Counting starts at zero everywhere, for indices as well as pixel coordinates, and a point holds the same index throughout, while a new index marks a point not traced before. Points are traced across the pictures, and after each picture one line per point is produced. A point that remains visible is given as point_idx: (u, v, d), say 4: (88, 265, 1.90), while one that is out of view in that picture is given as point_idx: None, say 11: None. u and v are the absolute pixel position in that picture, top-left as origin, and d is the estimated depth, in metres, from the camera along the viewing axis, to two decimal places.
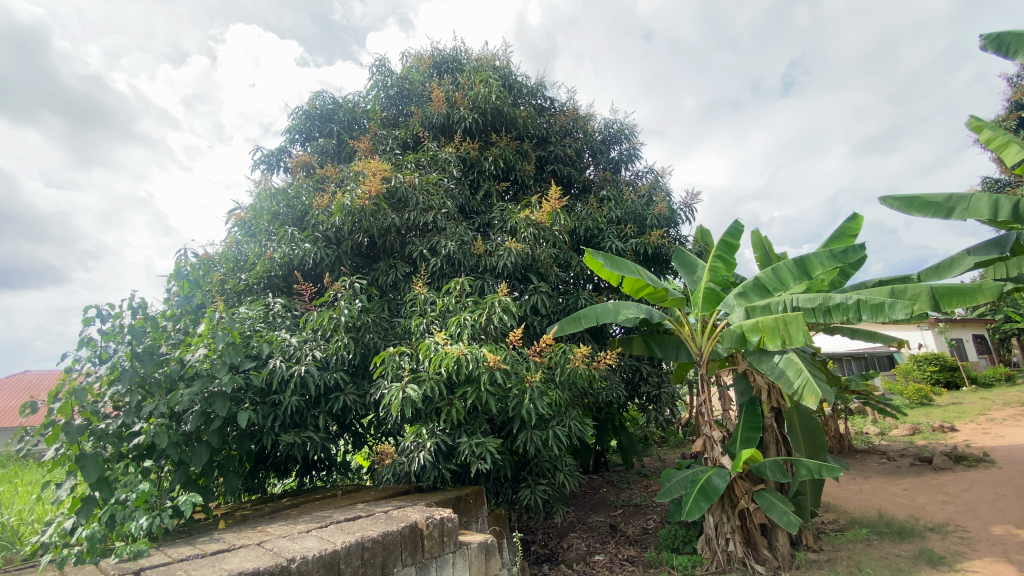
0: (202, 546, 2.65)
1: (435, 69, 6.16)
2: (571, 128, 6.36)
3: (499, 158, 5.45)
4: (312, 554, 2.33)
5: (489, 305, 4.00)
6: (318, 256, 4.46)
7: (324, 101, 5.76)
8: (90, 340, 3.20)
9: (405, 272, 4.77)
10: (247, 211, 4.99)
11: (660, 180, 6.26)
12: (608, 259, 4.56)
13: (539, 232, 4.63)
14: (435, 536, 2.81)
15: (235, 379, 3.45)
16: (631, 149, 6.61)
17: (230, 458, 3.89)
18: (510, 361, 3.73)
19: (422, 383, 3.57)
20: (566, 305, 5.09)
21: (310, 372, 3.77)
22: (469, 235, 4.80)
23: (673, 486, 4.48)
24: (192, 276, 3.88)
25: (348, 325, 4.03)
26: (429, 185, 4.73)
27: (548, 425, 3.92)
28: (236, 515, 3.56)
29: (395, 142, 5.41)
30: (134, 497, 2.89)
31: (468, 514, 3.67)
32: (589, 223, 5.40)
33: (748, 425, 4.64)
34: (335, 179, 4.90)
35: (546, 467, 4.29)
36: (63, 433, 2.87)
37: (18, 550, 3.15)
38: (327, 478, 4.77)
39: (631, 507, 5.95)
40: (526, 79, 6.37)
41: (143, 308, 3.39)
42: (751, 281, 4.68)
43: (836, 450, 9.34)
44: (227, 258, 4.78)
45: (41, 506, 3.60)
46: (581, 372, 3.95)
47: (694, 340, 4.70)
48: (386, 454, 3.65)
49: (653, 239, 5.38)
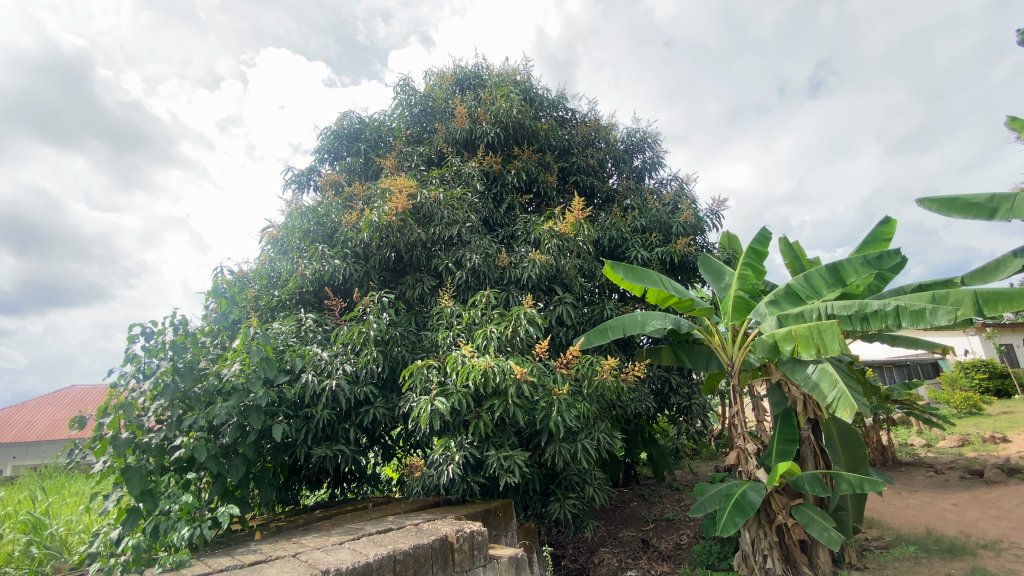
0: (242, 557, 2.73)
1: (458, 86, 6.27)
2: (594, 138, 6.38)
3: (521, 170, 5.47)
4: (345, 565, 2.36)
5: (515, 317, 4.01)
6: (347, 271, 4.59)
7: (351, 121, 5.93)
8: (135, 356, 3.36)
9: (431, 286, 4.84)
10: (279, 229, 5.14)
11: (684, 188, 6.21)
12: (630, 271, 4.50)
13: (563, 243, 4.62)
14: (465, 550, 2.82)
15: (269, 393, 3.54)
16: (654, 157, 6.61)
17: (265, 471, 3.97)
18: (536, 373, 3.72)
19: (450, 396, 3.61)
20: (592, 315, 5.04)
21: (340, 386, 3.86)
22: (493, 247, 4.83)
23: (707, 500, 4.36)
24: (229, 293, 4.02)
25: (377, 339, 4.12)
26: (454, 201, 4.79)
27: (577, 438, 3.87)
28: (271, 526, 3.65)
29: (419, 159, 5.51)
30: (177, 508, 3.02)
31: (498, 528, 3.64)
32: (613, 233, 5.36)
33: (784, 437, 4.51)
34: (362, 197, 5.01)
35: (576, 481, 4.21)
36: (111, 447, 3.03)
37: (68, 559, 3.31)
38: (358, 490, 4.83)
39: (663, 522, 5.81)
40: (547, 92, 6.42)
41: (184, 325, 3.54)
42: (783, 289, 4.56)
43: (878, 462, 8.95)
44: (261, 275, 4.97)
45: (88, 517, 3.75)
46: (608, 385, 3.91)
47: (725, 349, 4.59)
48: (416, 467, 3.68)
49: (680, 247, 5.29)
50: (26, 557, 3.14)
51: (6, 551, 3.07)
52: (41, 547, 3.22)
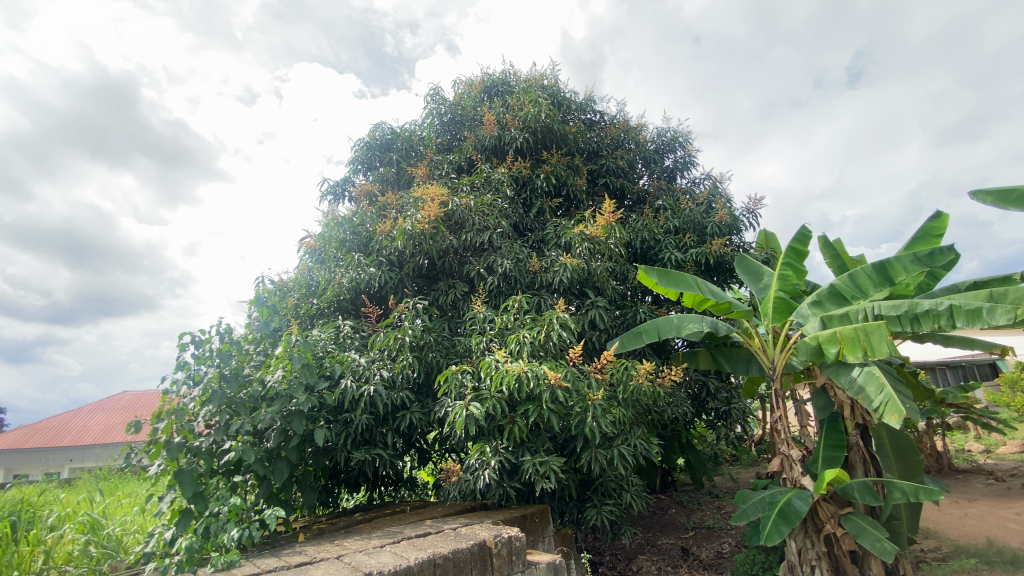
0: (288, 558, 2.81)
1: (486, 93, 6.33)
2: (623, 140, 6.33)
3: (550, 174, 5.46)
4: (387, 568, 2.40)
5: (547, 321, 4.00)
6: (382, 279, 4.70)
7: (383, 132, 6.08)
8: (185, 364, 3.53)
9: (463, 291, 4.89)
10: (317, 239, 5.31)
11: (718, 187, 6.07)
12: (664, 275, 4.42)
13: (595, 246, 4.60)
14: (504, 555, 2.83)
15: (311, 398, 3.65)
16: (686, 157, 6.50)
17: (307, 474, 4.08)
18: (570, 378, 3.70)
19: (484, 401, 3.63)
20: (626, 319, 4.97)
21: (378, 392, 3.95)
22: (525, 252, 4.84)
23: (750, 508, 4.23)
24: (270, 302, 4.20)
25: (412, 344, 4.19)
26: (484, 207, 4.84)
27: (613, 444, 3.83)
28: (314, 528, 3.75)
29: (450, 167, 5.59)
30: (226, 510, 3.15)
31: (535, 533, 3.63)
32: (645, 234, 5.28)
33: (831, 443, 4.33)
34: (396, 206, 5.12)
35: (613, 487, 4.16)
36: (165, 450, 3.20)
37: (124, 558, 3.49)
38: (395, 494, 4.89)
39: (703, 530, 5.66)
40: (574, 95, 6.41)
41: (229, 333, 3.69)
42: (826, 289, 4.40)
43: (932, 469, 8.48)
44: (300, 284, 5.12)
45: (143, 518, 3.95)
46: (645, 389, 3.85)
47: (767, 352, 4.45)
48: (453, 471, 3.71)
49: (715, 248, 5.17)
50: (85, 555, 3.34)
51: (68, 550, 3.29)
52: (99, 547, 3.42)
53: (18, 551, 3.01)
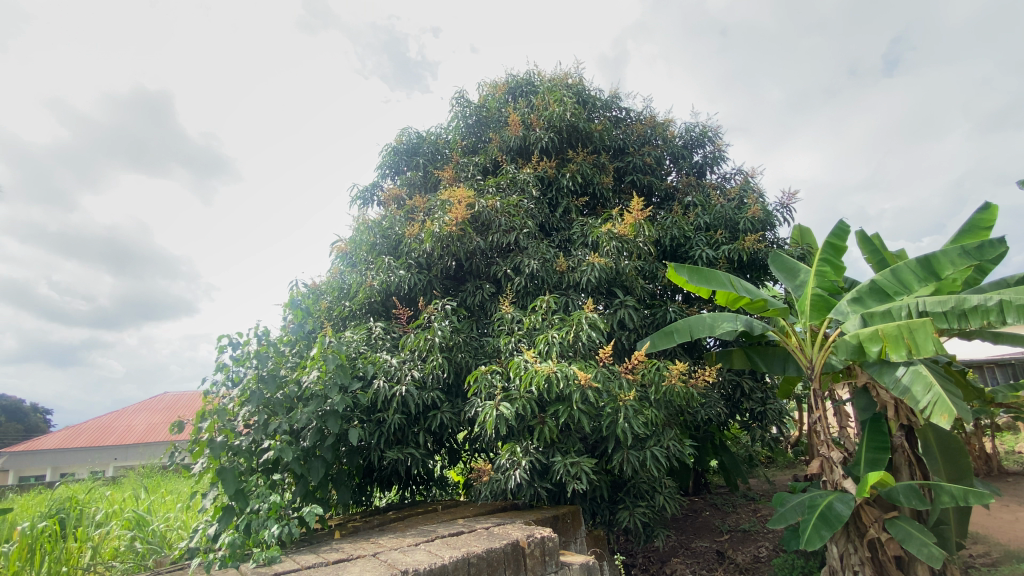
0: (326, 555, 2.88)
1: (511, 94, 6.35)
2: (650, 136, 6.24)
3: (576, 173, 5.42)
4: (423, 566, 2.44)
5: (577, 321, 3.97)
6: (411, 281, 4.78)
7: (409, 136, 6.16)
8: (225, 365, 3.66)
9: (491, 292, 4.90)
10: (347, 243, 5.43)
11: (750, 182, 5.92)
12: (695, 273, 4.33)
13: (623, 245, 4.55)
14: (537, 555, 2.83)
15: (345, 398, 3.74)
16: (715, 152, 6.36)
17: (342, 472, 4.16)
18: (601, 379, 3.67)
19: (514, 401, 3.64)
20: (655, 319, 4.88)
21: (409, 392, 4.01)
22: (552, 252, 4.82)
23: (788, 512, 4.12)
24: (304, 304, 4.43)
25: (442, 345, 4.24)
26: (511, 208, 4.85)
27: (645, 445, 3.78)
28: (349, 526, 3.83)
29: (476, 169, 5.63)
30: (266, 507, 3.26)
31: (567, 534, 3.61)
32: (675, 232, 5.19)
33: (874, 445, 4.18)
34: (423, 209, 5.19)
35: (645, 489, 4.10)
36: (209, 448, 3.32)
37: (168, 554, 3.65)
38: (426, 493, 4.94)
39: (739, 533, 5.53)
40: (599, 92, 6.36)
41: (266, 335, 3.81)
42: (866, 285, 4.24)
43: (982, 473, 8.08)
44: (333, 287, 5.23)
45: (187, 514, 4.12)
46: (677, 390, 3.79)
47: (804, 351, 4.32)
48: (484, 471, 3.73)
49: (748, 245, 5.04)
50: (131, 551, 3.53)
51: (114, 546, 3.46)
52: (144, 543, 3.61)
53: (68, 546, 3.17)
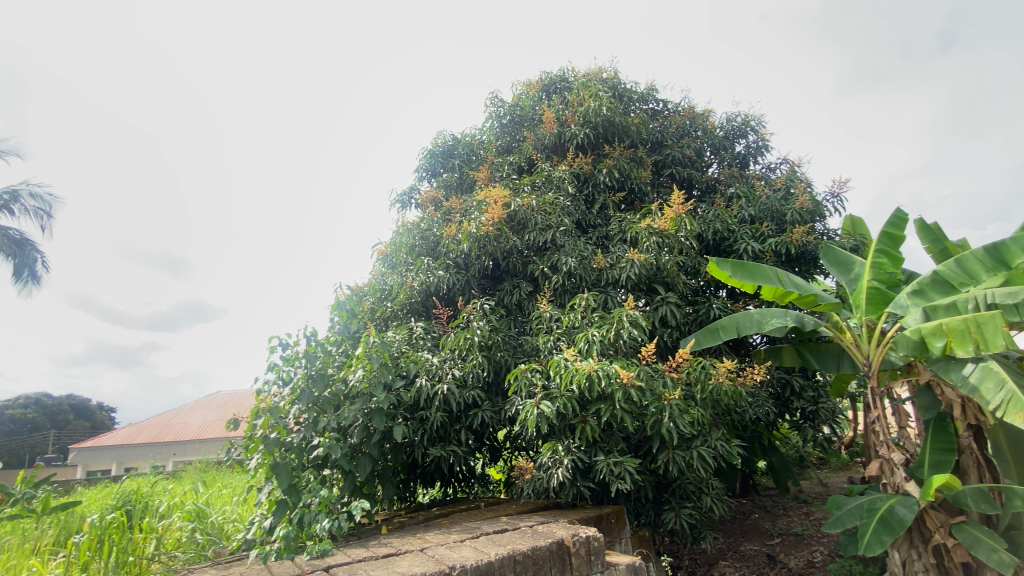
0: (376, 549, 2.95)
1: (545, 91, 6.32)
2: (688, 128, 6.09)
3: (613, 168, 5.34)
4: (470, 563, 2.47)
5: (617, 319, 3.91)
6: (450, 282, 4.84)
7: (445, 138, 6.24)
8: (276, 365, 3.81)
9: (528, 291, 4.90)
10: (387, 245, 5.56)
11: (796, 172, 5.68)
12: (740, 267, 4.18)
13: (664, 240, 4.44)
14: (583, 555, 2.82)
15: (389, 396, 3.83)
16: (758, 141, 6.14)
17: (388, 469, 4.26)
18: (644, 377, 3.62)
19: (555, 400, 3.63)
20: (698, 316, 4.74)
21: (451, 390, 4.06)
22: (589, 249, 4.75)
23: (845, 515, 3.94)
24: (349, 305, 4.57)
25: (481, 344, 4.28)
26: (547, 206, 4.84)
27: (691, 445, 3.69)
28: (395, 522, 3.91)
29: (511, 168, 5.63)
30: (317, 502, 3.39)
31: (611, 534, 3.57)
32: (718, 226, 5.04)
33: (938, 446, 3.94)
34: (460, 210, 5.26)
35: (692, 490, 4.00)
36: (263, 444, 3.47)
37: (226, 545, 3.88)
38: (468, 490, 4.99)
39: (791, 537, 5.33)
40: (635, 85, 6.25)
41: (315, 336, 3.95)
42: (928, 277, 3.99)
43: None
44: (374, 288, 5.36)
45: (243, 508, 4.33)
46: (724, 389, 3.67)
47: (860, 348, 4.12)
48: (526, 470, 3.74)
49: (797, 237, 4.84)
50: (192, 541, 3.75)
51: (176, 537, 3.66)
52: (204, 534, 3.82)
53: (135, 537, 3.38)
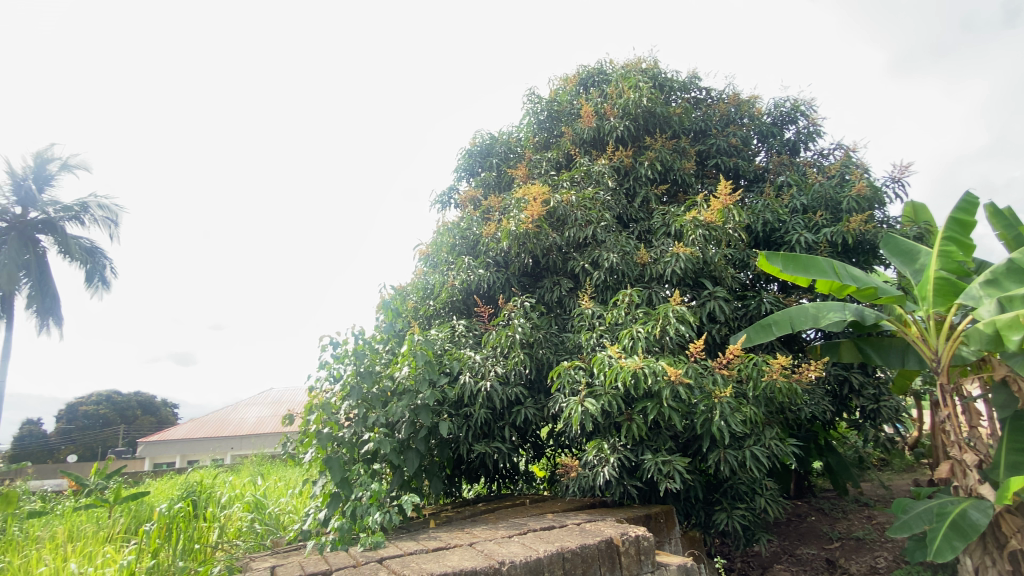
0: (425, 542, 3.00)
1: (582, 85, 6.25)
2: (734, 116, 5.88)
3: (655, 161, 5.22)
4: (519, 559, 2.48)
5: (663, 315, 3.83)
6: (490, 280, 4.87)
7: (482, 138, 6.28)
8: (328, 363, 3.96)
9: (569, 288, 4.87)
10: (429, 245, 5.66)
11: (852, 157, 5.39)
12: (791, 261, 3.99)
13: (710, 233, 4.31)
14: (632, 554, 2.78)
15: (435, 393, 3.90)
16: (809, 127, 5.86)
17: (435, 464, 4.34)
18: (692, 375, 3.53)
19: (599, 397, 3.59)
20: (748, 311, 4.57)
21: (494, 387, 4.09)
22: (631, 244, 4.66)
23: (912, 519, 3.71)
24: (394, 306, 4.84)
25: (523, 342, 4.28)
26: (587, 201, 4.78)
27: (743, 445, 3.58)
28: (442, 516, 3.97)
29: (549, 164, 5.60)
30: (368, 494, 3.50)
31: (660, 534, 3.50)
32: (767, 216, 4.85)
33: (1016, 447, 3.65)
34: (499, 209, 5.28)
35: (744, 490, 3.87)
36: (317, 439, 3.61)
37: (282, 535, 4.05)
38: (513, 487, 5.01)
39: (852, 541, 5.08)
40: (676, 74, 6.08)
41: (362, 335, 4.07)
42: (1004, 265, 3.70)
43: None
44: (417, 287, 5.46)
45: (298, 500, 4.51)
46: (779, 386, 3.53)
47: (928, 342, 3.94)
48: (571, 467, 3.72)
49: (854, 226, 4.58)
50: (252, 531, 3.94)
51: (237, 527, 3.87)
52: (262, 524, 3.99)
53: (199, 526, 3.58)
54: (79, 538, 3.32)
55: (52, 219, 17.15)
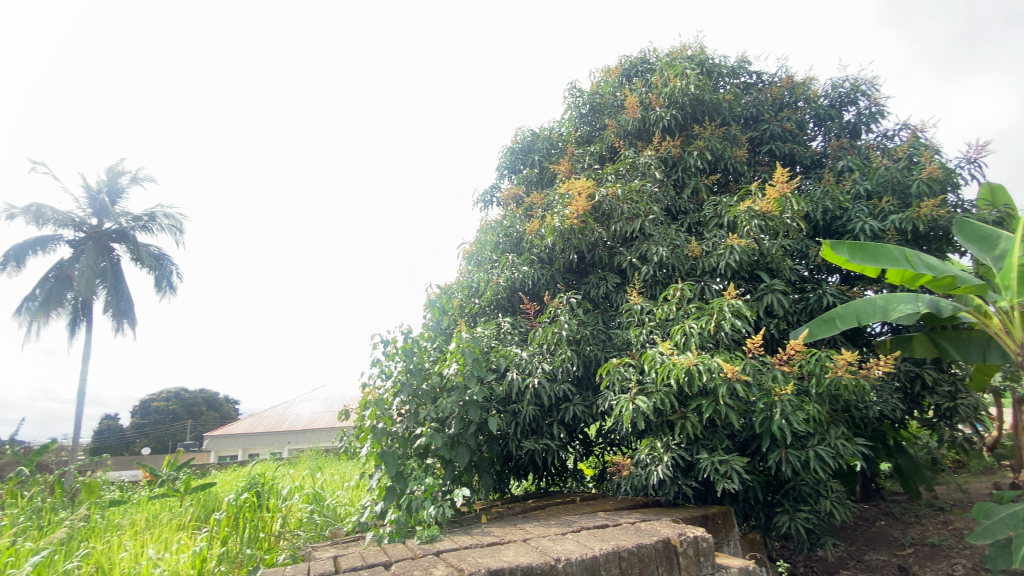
0: (480, 537, 3.04)
1: (625, 76, 6.12)
2: (787, 99, 5.60)
3: (704, 150, 5.05)
4: (574, 557, 2.46)
5: (717, 309, 3.69)
6: (535, 277, 4.87)
7: (524, 135, 6.27)
8: (379, 360, 4.06)
9: (616, 283, 4.79)
10: (473, 244, 5.72)
11: (921, 137, 5.03)
12: (859, 249, 3.77)
13: (766, 223, 4.13)
14: (691, 555, 2.71)
15: (483, 390, 3.93)
16: (871, 107, 5.51)
17: (485, 460, 4.38)
18: (750, 372, 3.40)
19: (651, 395, 3.51)
20: (808, 304, 4.36)
21: (542, 384, 4.09)
22: (681, 238, 4.53)
23: (996, 524, 3.45)
24: (441, 304, 4.91)
25: (570, 338, 4.25)
26: (633, 194, 4.68)
27: (807, 444, 3.42)
28: (493, 511, 4.01)
29: (592, 158, 5.53)
30: (423, 489, 3.56)
31: (718, 535, 3.40)
32: (828, 204, 4.59)
33: None
34: (542, 205, 5.26)
35: (808, 492, 3.69)
36: (372, 434, 3.71)
37: (340, 526, 4.20)
38: (561, 484, 4.99)
39: (926, 548, 4.75)
40: (724, 59, 5.85)
41: (411, 333, 4.15)
42: None
43: None
44: (463, 285, 5.52)
45: (353, 493, 4.67)
46: (845, 383, 3.35)
47: (1012, 335, 3.64)
48: (623, 465, 3.66)
49: (926, 212, 4.27)
50: (312, 522, 4.11)
51: (298, 517, 4.04)
52: (321, 516, 4.16)
53: (264, 516, 3.76)
54: (156, 526, 3.55)
55: (124, 228, 18.50)
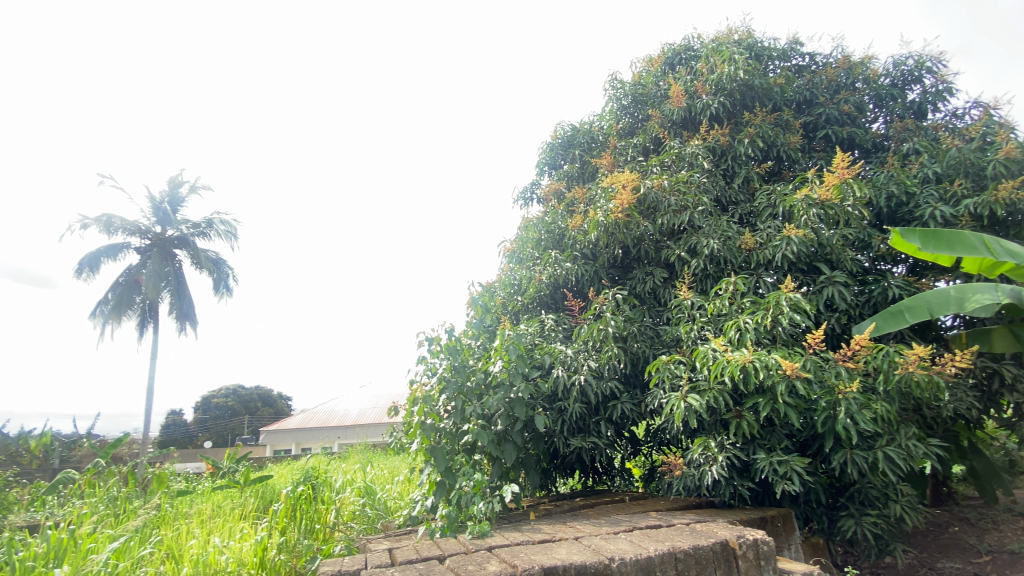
0: (531, 534, 3.03)
1: (668, 65, 5.96)
2: (844, 81, 5.29)
3: (755, 137, 4.85)
4: (629, 557, 2.42)
5: (774, 303, 3.54)
6: (578, 272, 4.81)
7: (564, 129, 6.21)
8: (425, 358, 4.13)
9: (663, 278, 4.67)
10: (516, 241, 5.73)
11: (995, 115, 4.65)
12: (932, 238, 3.49)
13: (825, 212, 3.91)
14: (751, 558, 2.61)
15: (528, 387, 3.93)
16: (938, 84, 5.14)
17: (532, 457, 4.38)
18: (812, 368, 3.24)
19: (704, 393, 3.40)
20: (871, 297, 4.11)
21: (588, 381, 4.05)
22: (733, 230, 4.36)
23: None
24: (483, 301, 4.95)
25: (617, 335, 4.19)
26: (680, 185, 4.55)
27: (874, 445, 3.23)
28: (541, 508, 4.01)
29: (635, 150, 5.43)
30: (472, 484, 3.59)
31: (778, 538, 3.27)
32: (892, 189, 4.31)
33: None
34: (584, 200, 5.19)
35: (875, 496, 3.50)
36: (421, 430, 3.77)
37: (391, 520, 4.31)
38: (609, 483, 4.93)
39: (1007, 556, 4.40)
40: (774, 42, 5.59)
41: (454, 331, 4.19)
42: None
43: None
44: (505, 283, 5.53)
45: (403, 488, 4.78)
46: (916, 380, 3.14)
47: None
48: (674, 465, 3.58)
49: (1005, 194, 3.93)
50: (365, 514, 4.23)
51: (351, 510, 4.17)
52: (373, 509, 4.28)
53: (319, 508, 3.90)
54: (221, 515, 3.75)
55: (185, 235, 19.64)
